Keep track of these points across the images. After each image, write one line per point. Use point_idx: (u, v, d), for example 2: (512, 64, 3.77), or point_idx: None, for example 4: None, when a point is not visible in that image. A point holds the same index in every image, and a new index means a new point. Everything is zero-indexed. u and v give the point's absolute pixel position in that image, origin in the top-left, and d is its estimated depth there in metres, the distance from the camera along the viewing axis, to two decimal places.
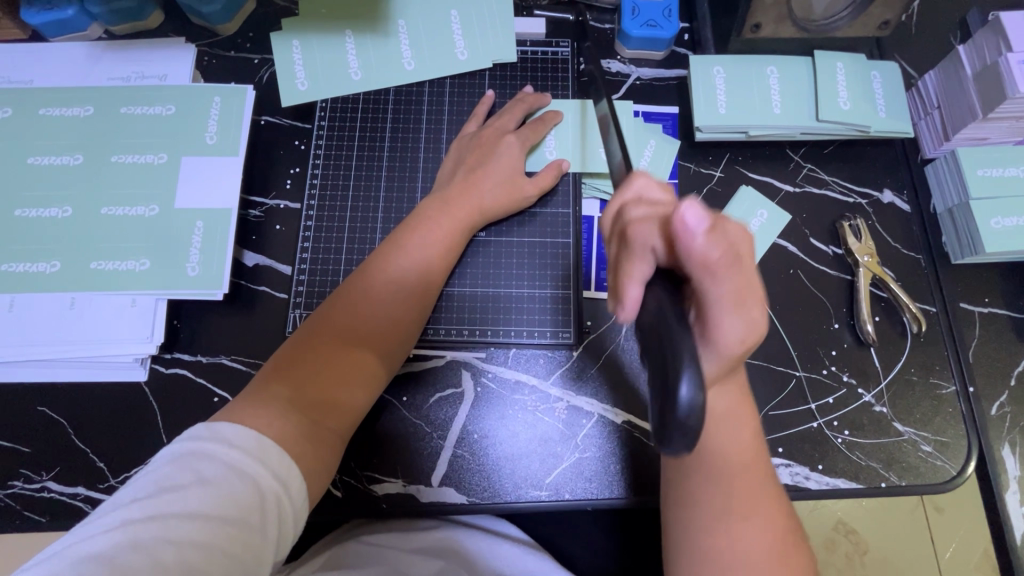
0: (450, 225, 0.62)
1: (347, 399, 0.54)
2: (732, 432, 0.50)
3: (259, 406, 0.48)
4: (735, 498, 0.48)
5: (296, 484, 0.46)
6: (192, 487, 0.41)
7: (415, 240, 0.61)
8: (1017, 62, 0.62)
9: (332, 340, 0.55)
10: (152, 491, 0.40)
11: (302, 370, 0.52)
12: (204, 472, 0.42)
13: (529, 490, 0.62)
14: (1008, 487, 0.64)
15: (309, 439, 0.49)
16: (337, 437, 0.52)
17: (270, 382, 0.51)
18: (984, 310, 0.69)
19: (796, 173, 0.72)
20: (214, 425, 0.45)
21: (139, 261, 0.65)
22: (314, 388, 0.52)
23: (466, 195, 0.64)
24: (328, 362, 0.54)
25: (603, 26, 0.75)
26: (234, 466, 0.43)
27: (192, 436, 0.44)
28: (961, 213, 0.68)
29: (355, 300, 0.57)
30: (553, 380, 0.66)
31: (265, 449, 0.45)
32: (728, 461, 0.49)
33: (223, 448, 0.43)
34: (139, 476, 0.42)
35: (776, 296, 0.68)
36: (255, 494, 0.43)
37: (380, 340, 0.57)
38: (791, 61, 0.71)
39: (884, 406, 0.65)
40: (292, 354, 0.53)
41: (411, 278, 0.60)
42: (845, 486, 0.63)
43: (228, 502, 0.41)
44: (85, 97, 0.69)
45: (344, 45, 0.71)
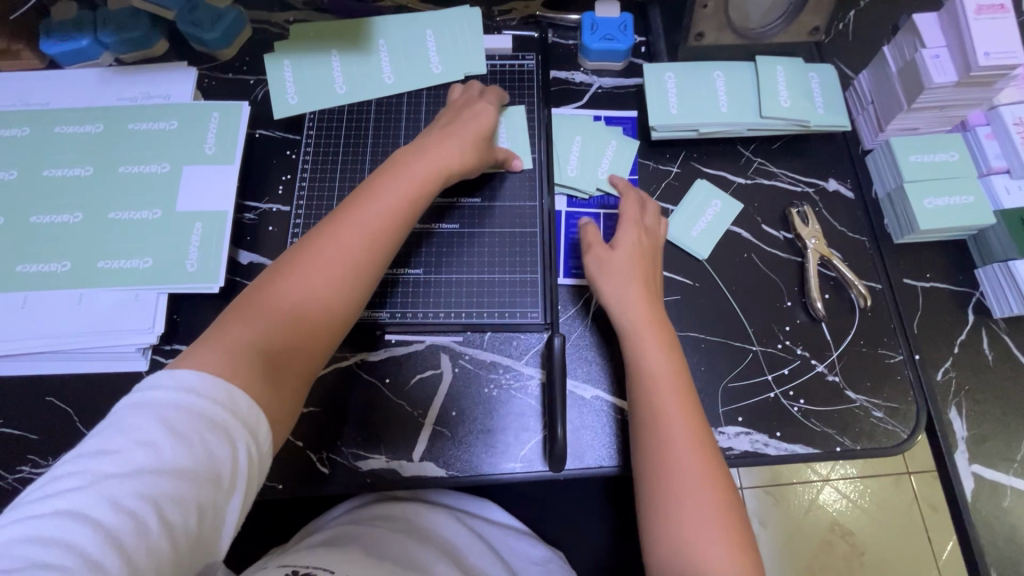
0: (415, 185, 0.64)
1: (308, 347, 0.56)
2: (669, 394, 0.59)
3: (219, 351, 0.51)
4: (677, 456, 0.56)
5: (262, 431, 0.49)
6: (162, 445, 0.43)
7: (379, 197, 0.62)
8: (931, 58, 0.68)
9: (297, 290, 0.56)
10: (126, 447, 0.43)
11: (265, 318, 0.55)
12: (175, 426, 0.44)
13: (503, 463, 0.66)
14: (957, 447, 0.67)
15: (270, 383, 0.52)
16: (298, 381, 0.55)
17: (231, 327, 0.53)
18: (927, 285, 0.74)
19: (747, 167, 0.79)
20: (178, 374, 0.47)
21: (142, 260, 0.70)
22: (277, 337, 0.54)
23: (428, 161, 0.66)
24: (292, 311, 0.55)
25: (566, 41, 0.84)
26: (203, 418, 0.46)
27: (158, 386, 0.46)
28: (898, 196, 0.74)
29: (318, 250, 0.58)
30: (525, 360, 0.70)
31: (231, 400, 0.48)
32: (688, 485, 0.54)
33: (192, 401, 0.46)
34: (109, 427, 0.44)
35: (732, 277, 0.74)
36: (223, 447, 0.46)
37: (342, 290, 0.58)
38: (735, 66, 0.78)
39: (836, 376, 0.69)
40: (256, 301, 0.55)
41: (372, 233, 0.60)
42: (802, 451, 0.67)
43: (201, 454, 0.44)
44: (96, 116, 0.77)
45: (330, 63, 0.78)
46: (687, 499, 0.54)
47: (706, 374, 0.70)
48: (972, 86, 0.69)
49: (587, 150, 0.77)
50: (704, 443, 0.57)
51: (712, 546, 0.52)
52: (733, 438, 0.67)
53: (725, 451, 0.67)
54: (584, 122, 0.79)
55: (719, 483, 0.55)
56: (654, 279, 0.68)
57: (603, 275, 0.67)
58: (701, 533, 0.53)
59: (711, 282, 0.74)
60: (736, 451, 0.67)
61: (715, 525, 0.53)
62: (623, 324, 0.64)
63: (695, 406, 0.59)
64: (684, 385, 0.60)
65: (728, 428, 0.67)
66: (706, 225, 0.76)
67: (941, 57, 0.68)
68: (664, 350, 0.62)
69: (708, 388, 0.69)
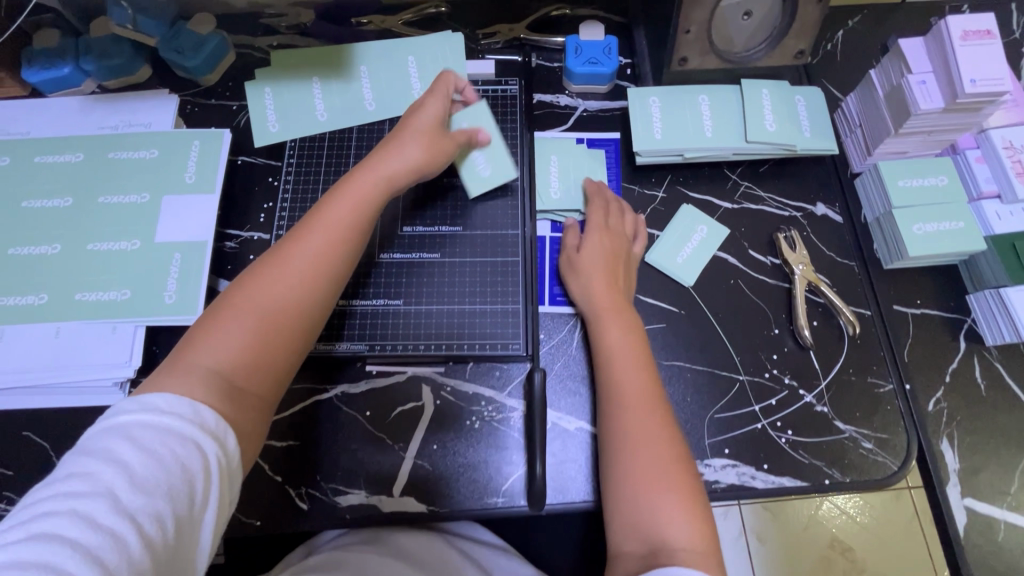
0: (379, 190, 0.63)
1: (276, 358, 0.54)
2: (629, 371, 0.60)
3: (181, 373, 0.49)
4: (636, 429, 0.56)
5: (231, 445, 0.48)
6: (135, 460, 0.42)
7: (342, 200, 0.61)
8: (917, 82, 0.67)
9: (262, 301, 0.55)
10: (96, 468, 0.42)
11: (228, 331, 0.53)
12: (142, 440, 0.43)
13: (486, 497, 0.65)
14: (949, 480, 0.66)
15: (234, 398, 0.50)
16: (267, 392, 0.54)
17: (195, 346, 0.52)
18: (917, 311, 0.72)
19: (734, 191, 0.78)
20: (140, 397, 0.46)
21: (120, 291, 0.69)
22: (245, 351, 0.53)
23: (395, 162, 0.64)
24: (258, 323, 0.54)
25: (551, 65, 0.84)
26: (170, 432, 0.45)
27: (124, 409, 0.45)
28: (887, 220, 0.73)
29: (284, 260, 0.57)
30: (509, 392, 0.69)
31: (198, 415, 0.47)
32: (648, 467, 0.54)
33: (157, 417, 0.45)
34: (76, 455, 0.43)
35: (719, 305, 0.73)
36: (196, 455, 0.45)
37: (309, 299, 0.56)
38: (720, 90, 0.77)
39: (825, 406, 0.68)
40: (219, 316, 0.54)
41: (336, 239, 0.59)
42: (790, 485, 0.65)
43: (170, 466, 0.43)
44: (76, 145, 0.76)
45: (311, 90, 0.78)
46: (644, 467, 0.54)
47: (692, 405, 0.68)
48: (959, 112, 0.68)
49: (571, 175, 0.76)
50: (664, 418, 0.57)
51: (670, 512, 0.52)
52: (719, 470, 0.66)
53: (711, 484, 0.65)
54: (568, 146, 0.77)
55: (679, 456, 0.55)
56: (624, 271, 0.70)
57: (572, 272, 0.70)
58: (658, 499, 0.52)
59: (698, 309, 0.72)
60: (722, 485, 0.65)
61: (673, 492, 0.53)
62: (591, 308, 0.67)
63: (657, 387, 0.60)
64: (646, 364, 0.61)
65: (715, 461, 0.66)
66: (692, 251, 0.74)
67: (927, 83, 0.67)
68: (628, 332, 0.64)
69: (694, 419, 0.68)
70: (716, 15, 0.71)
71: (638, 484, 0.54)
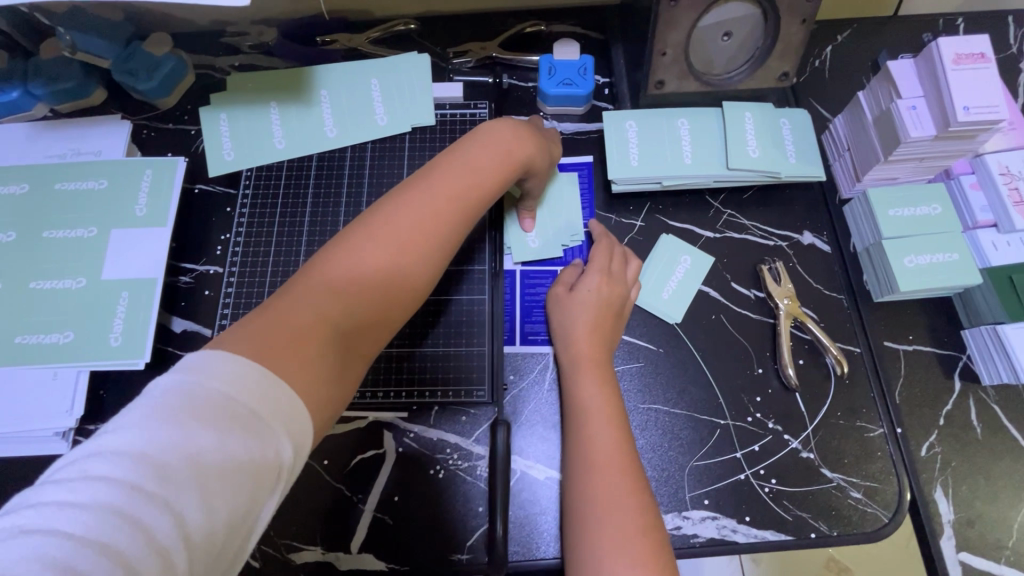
0: (485, 165, 0.57)
1: (381, 325, 0.49)
2: (602, 429, 0.57)
3: (257, 338, 0.41)
4: (602, 492, 0.53)
5: (305, 439, 0.39)
6: (205, 454, 0.34)
7: (453, 173, 0.55)
8: (907, 108, 0.63)
9: (374, 259, 0.49)
10: (163, 451, 0.34)
11: (335, 291, 0.46)
12: (208, 417, 0.35)
13: (449, 553, 0.61)
14: (942, 533, 0.62)
15: (341, 365, 0.45)
16: (363, 362, 0.49)
17: (273, 312, 0.44)
18: (910, 348, 0.68)
19: (716, 219, 0.74)
20: (216, 358, 0.38)
21: (64, 333, 0.66)
22: (350, 313, 0.47)
23: (515, 137, 0.61)
24: (369, 282, 0.48)
25: (526, 84, 0.79)
26: (241, 412, 0.36)
27: (203, 373, 0.37)
28: (877, 252, 0.69)
29: (392, 215, 0.51)
30: (476, 438, 0.65)
31: (277, 395, 0.38)
32: (609, 534, 0.50)
33: (230, 391, 0.36)
34: (139, 421, 0.34)
35: (700, 342, 0.68)
36: (273, 452, 0.37)
37: (424, 260, 0.51)
38: (700, 113, 0.73)
39: (811, 452, 0.64)
40: (325, 274, 0.47)
41: (460, 198, 0.54)
42: (773, 538, 0.61)
43: (234, 458, 0.35)
44: (21, 175, 0.72)
45: (270, 116, 0.74)
46: (609, 538, 0.50)
47: (670, 452, 0.64)
48: (953, 139, 0.64)
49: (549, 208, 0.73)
50: (635, 483, 0.53)
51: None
52: (698, 523, 0.62)
53: (689, 538, 0.61)
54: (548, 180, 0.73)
55: (646, 523, 0.51)
56: (616, 312, 0.65)
57: (560, 314, 0.66)
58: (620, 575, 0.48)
59: (678, 347, 0.68)
60: (701, 539, 0.61)
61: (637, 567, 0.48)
62: (569, 355, 0.63)
63: (632, 446, 0.57)
64: (620, 422, 0.58)
65: (694, 513, 0.62)
66: (676, 285, 0.70)
67: (917, 108, 0.63)
68: (603, 384, 0.61)
69: (674, 469, 0.63)
70: (694, 36, 0.67)
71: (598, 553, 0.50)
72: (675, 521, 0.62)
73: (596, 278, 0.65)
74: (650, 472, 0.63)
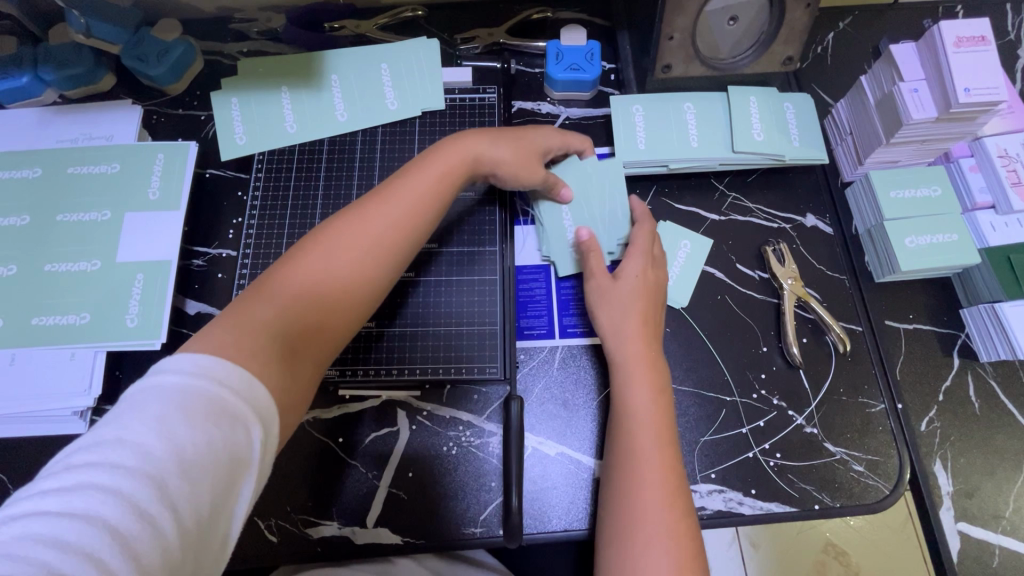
0: (445, 180, 0.60)
1: (328, 331, 0.50)
2: (646, 423, 0.57)
3: (220, 334, 0.43)
4: (642, 477, 0.53)
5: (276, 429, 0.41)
6: (183, 435, 0.36)
7: (413, 186, 0.58)
8: (910, 91, 0.65)
9: (319, 268, 0.50)
10: (143, 435, 0.35)
11: (281, 300, 0.48)
12: (190, 411, 0.37)
13: (466, 527, 0.62)
14: (942, 504, 0.64)
15: (292, 370, 0.45)
16: (314, 370, 0.49)
17: (234, 314, 0.45)
18: (909, 326, 0.70)
19: (721, 202, 0.75)
20: (194, 357, 0.39)
21: (80, 315, 0.66)
22: (296, 320, 0.47)
23: (475, 148, 0.63)
24: (314, 290, 0.50)
25: (532, 70, 0.80)
26: (220, 404, 0.38)
27: (175, 370, 0.39)
28: (878, 233, 0.70)
29: (343, 225, 0.54)
30: (488, 415, 0.66)
31: (248, 387, 0.40)
32: (643, 514, 0.51)
33: (207, 386, 0.38)
34: (121, 414, 0.36)
35: (706, 321, 0.70)
36: (247, 439, 0.38)
37: (380, 266, 0.54)
38: (705, 98, 0.74)
39: (814, 427, 0.66)
40: (278, 284, 0.49)
41: (414, 208, 0.57)
42: (778, 510, 0.63)
43: (218, 444, 0.36)
44: (33, 160, 0.72)
45: (281, 101, 0.75)
46: (645, 517, 0.51)
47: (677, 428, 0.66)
48: (953, 122, 0.65)
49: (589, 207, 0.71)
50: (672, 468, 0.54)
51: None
52: (706, 496, 0.63)
53: (697, 511, 0.63)
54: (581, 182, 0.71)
55: (681, 516, 0.52)
56: (660, 302, 0.65)
57: (603, 303, 0.65)
58: (652, 552, 0.49)
59: (685, 328, 0.70)
60: (708, 512, 0.63)
61: (671, 557, 0.49)
62: (618, 344, 0.62)
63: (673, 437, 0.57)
64: (666, 420, 0.58)
65: (702, 486, 0.64)
66: (679, 270, 0.72)
67: (919, 91, 0.65)
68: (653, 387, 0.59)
69: (682, 445, 0.65)
70: (700, 20, 0.68)
71: (632, 529, 0.51)
72: None
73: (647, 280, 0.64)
74: None
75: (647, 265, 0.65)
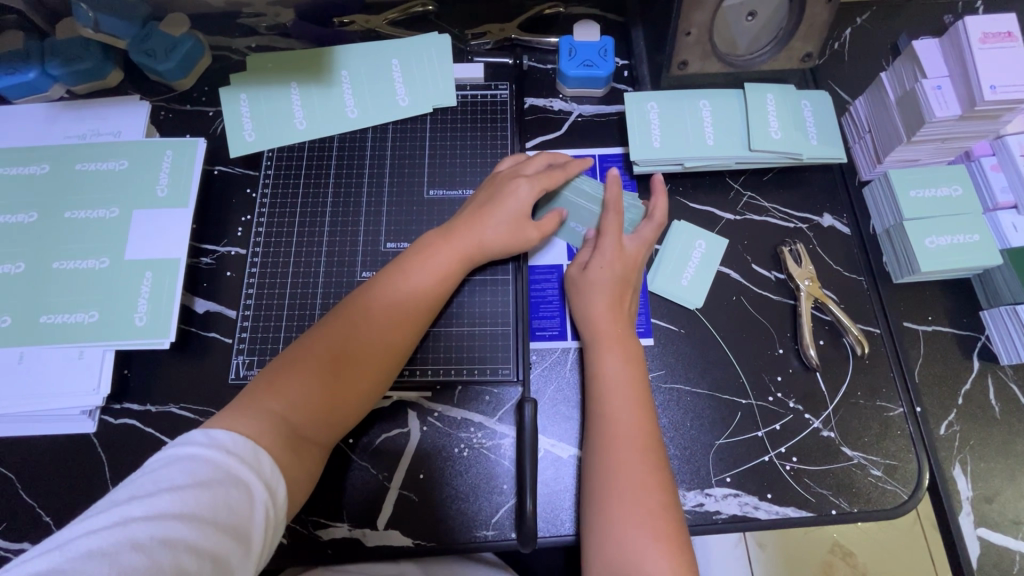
0: (451, 262, 0.63)
1: (332, 418, 0.55)
2: (624, 407, 0.58)
3: (243, 419, 0.49)
4: (622, 466, 0.55)
5: (280, 497, 0.47)
6: (186, 486, 0.42)
7: (419, 269, 0.62)
8: (933, 88, 0.63)
9: (329, 361, 0.55)
10: (152, 491, 0.42)
11: (294, 389, 0.53)
12: (203, 476, 0.43)
13: (477, 531, 0.62)
14: (962, 509, 0.63)
15: (298, 456, 0.51)
16: (321, 450, 0.55)
17: (259, 397, 0.52)
18: (929, 328, 0.69)
19: (736, 202, 0.74)
20: (211, 433, 0.47)
21: (88, 313, 0.66)
22: (309, 408, 0.53)
23: (482, 225, 0.64)
24: (324, 383, 0.54)
25: (545, 66, 0.79)
26: (229, 472, 0.45)
27: (194, 443, 0.46)
28: (897, 233, 0.69)
29: (354, 321, 0.58)
30: (500, 417, 0.66)
31: (258, 460, 0.47)
32: (623, 503, 0.53)
33: (220, 456, 0.45)
34: (139, 478, 0.43)
35: (721, 323, 0.69)
36: (249, 504, 0.44)
37: (387, 356, 0.58)
38: (721, 95, 0.73)
39: (831, 431, 0.65)
40: (294, 369, 0.54)
41: (418, 299, 0.60)
42: (794, 515, 0.62)
43: (223, 505, 0.42)
44: (40, 156, 0.72)
45: (290, 97, 0.74)
46: (631, 505, 0.53)
47: (693, 431, 0.65)
48: (976, 120, 0.64)
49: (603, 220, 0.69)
50: (653, 456, 0.56)
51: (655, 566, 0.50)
52: (721, 500, 0.62)
53: (712, 515, 0.62)
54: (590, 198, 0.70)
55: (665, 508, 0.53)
56: (629, 289, 0.65)
57: (576, 293, 0.66)
58: (638, 541, 0.51)
59: (699, 328, 0.69)
60: (724, 516, 0.62)
61: (655, 543, 0.51)
62: (591, 330, 0.63)
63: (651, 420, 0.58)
64: (644, 402, 0.59)
65: (716, 490, 0.63)
66: (695, 270, 0.70)
67: (943, 88, 0.63)
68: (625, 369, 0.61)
69: (697, 448, 0.64)
70: (718, 15, 0.67)
71: (615, 518, 0.53)
72: (697, 498, 0.62)
73: (617, 276, 0.64)
74: (672, 450, 0.64)
75: (613, 258, 0.65)
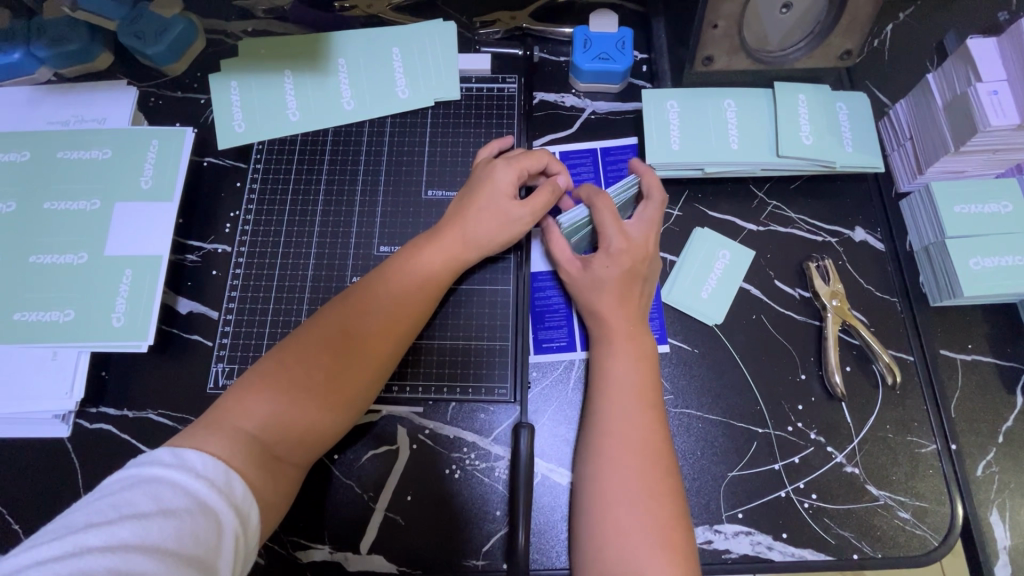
0: (438, 259, 0.59)
1: (312, 433, 0.51)
2: (625, 404, 0.53)
3: (215, 433, 0.45)
4: (621, 478, 0.50)
5: (253, 528, 0.43)
6: (151, 514, 0.37)
7: (408, 270, 0.58)
8: (988, 93, 0.57)
9: (311, 364, 0.51)
10: (112, 518, 0.36)
11: (274, 398, 0.49)
12: (170, 503, 0.38)
13: (466, 558, 0.58)
14: (997, 559, 0.57)
15: (271, 475, 0.47)
16: (295, 469, 0.50)
17: (233, 408, 0.48)
18: (968, 358, 0.63)
19: (760, 211, 0.68)
20: (180, 451, 0.42)
21: (64, 312, 0.62)
22: (288, 425, 0.49)
23: (469, 217, 0.60)
24: (306, 394, 0.50)
25: (556, 59, 0.73)
26: (200, 499, 0.40)
27: (159, 463, 0.41)
28: (937, 251, 0.63)
29: (341, 326, 0.54)
30: (496, 438, 0.61)
31: (233, 487, 0.42)
32: (620, 515, 0.48)
33: (189, 480, 0.40)
34: (95, 500, 0.38)
35: (740, 344, 0.63)
36: (218, 536, 0.39)
37: (375, 366, 0.54)
38: (747, 94, 0.67)
39: (856, 467, 0.59)
40: (271, 379, 0.50)
41: (408, 304, 0.56)
42: (810, 558, 0.57)
43: (191, 537, 0.37)
44: (22, 142, 0.68)
45: (284, 86, 0.70)
46: (635, 520, 0.48)
47: (703, 461, 0.60)
48: None
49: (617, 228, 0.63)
50: (664, 469, 0.50)
51: None
52: (731, 538, 0.57)
53: (721, 554, 0.57)
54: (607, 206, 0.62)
55: (674, 527, 0.48)
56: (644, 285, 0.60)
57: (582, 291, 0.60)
58: (641, 558, 0.46)
59: (715, 349, 0.63)
60: (734, 555, 0.57)
61: (658, 560, 0.46)
62: (601, 329, 0.58)
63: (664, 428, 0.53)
64: (654, 405, 0.53)
65: (727, 527, 0.58)
66: (715, 283, 0.65)
67: (999, 94, 0.57)
68: (637, 368, 0.55)
69: (708, 480, 0.59)
70: (749, 7, 0.61)
71: (610, 530, 0.48)
72: (706, 534, 0.58)
73: (628, 274, 0.58)
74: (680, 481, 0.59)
75: (622, 249, 0.59)
